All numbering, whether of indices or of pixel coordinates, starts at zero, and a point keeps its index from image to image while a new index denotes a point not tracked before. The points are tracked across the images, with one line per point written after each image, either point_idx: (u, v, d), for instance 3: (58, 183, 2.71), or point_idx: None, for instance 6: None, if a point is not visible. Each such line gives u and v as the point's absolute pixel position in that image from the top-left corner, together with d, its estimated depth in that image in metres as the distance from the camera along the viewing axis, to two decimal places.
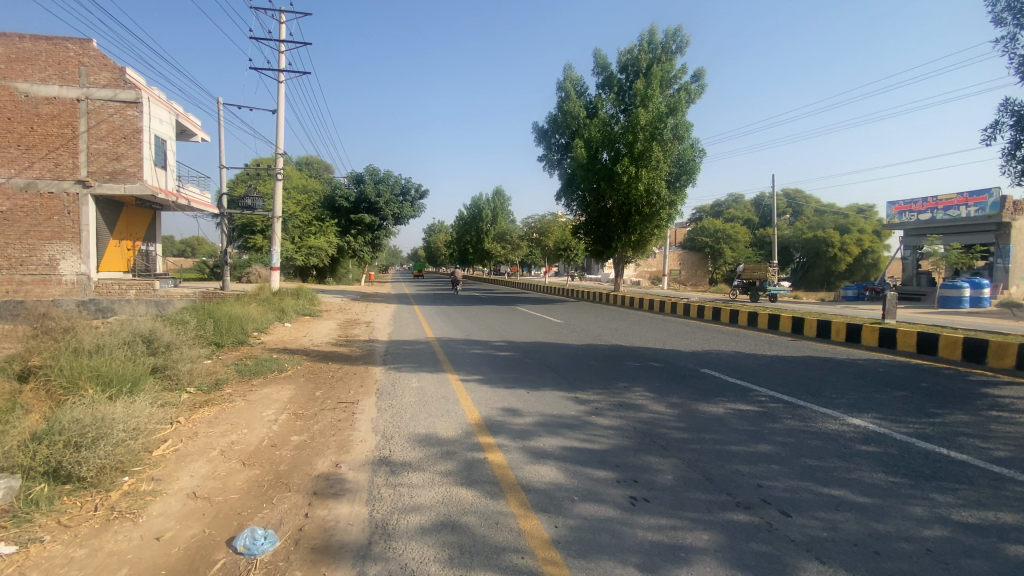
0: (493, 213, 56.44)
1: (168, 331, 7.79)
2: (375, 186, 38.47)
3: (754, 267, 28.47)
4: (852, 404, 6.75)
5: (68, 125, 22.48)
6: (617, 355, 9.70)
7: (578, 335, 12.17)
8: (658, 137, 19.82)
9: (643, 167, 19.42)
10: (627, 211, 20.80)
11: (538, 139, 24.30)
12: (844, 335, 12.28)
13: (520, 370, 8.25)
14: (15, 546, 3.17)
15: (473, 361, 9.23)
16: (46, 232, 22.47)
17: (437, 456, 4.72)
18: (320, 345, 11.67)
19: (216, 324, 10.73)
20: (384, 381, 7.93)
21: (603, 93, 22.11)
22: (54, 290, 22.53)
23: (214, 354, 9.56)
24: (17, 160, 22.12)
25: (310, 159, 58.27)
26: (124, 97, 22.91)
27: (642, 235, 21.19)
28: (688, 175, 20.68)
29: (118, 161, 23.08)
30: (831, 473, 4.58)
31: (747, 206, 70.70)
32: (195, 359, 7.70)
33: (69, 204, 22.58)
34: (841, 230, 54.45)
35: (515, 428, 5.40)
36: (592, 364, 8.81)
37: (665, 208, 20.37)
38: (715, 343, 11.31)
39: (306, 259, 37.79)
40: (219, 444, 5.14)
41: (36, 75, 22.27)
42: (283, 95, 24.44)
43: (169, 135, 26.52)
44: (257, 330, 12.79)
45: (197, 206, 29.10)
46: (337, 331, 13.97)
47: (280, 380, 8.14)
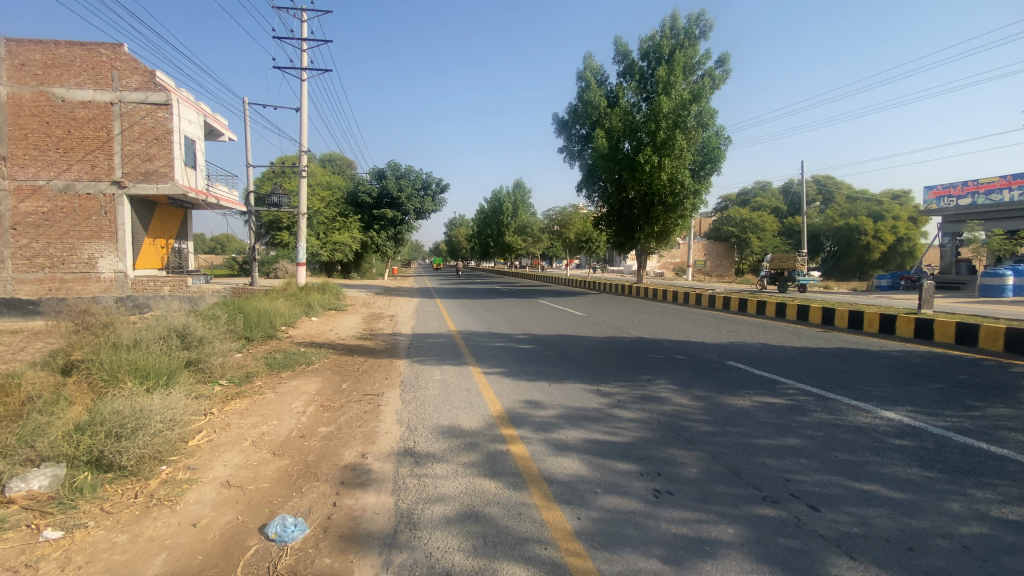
0: (513, 207, 56.31)
1: (200, 326, 8.05)
2: (397, 181, 38.55)
3: (783, 257, 27.71)
4: (885, 397, 6.55)
5: (103, 128, 23.33)
6: (640, 347, 9.61)
7: (600, 328, 12.12)
8: (681, 125, 19.42)
9: (666, 157, 19.05)
10: (649, 201, 20.47)
11: (559, 130, 24.08)
12: (878, 325, 11.89)
13: (542, 363, 8.25)
14: (62, 531, 3.34)
15: (495, 353, 9.29)
16: (85, 232, 23.40)
17: (461, 447, 4.77)
18: (345, 339, 11.89)
19: (246, 318, 11.04)
20: (408, 374, 8.04)
21: (625, 81, 21.75)
22: (93, 287, 23.58)
23: (244, 348, 9.85)
24: (56, 163, 23.01)
25: (333, 156, 58.92)
26: (155, 100, 23.70)
27: (665, 226, 20.85)
28: (713, 163, 20.22)
29: (151, 162, 23.91)
30: (863, 467, 4.46)
31: (775, 194, 68.75)
32: (226, 353, 7.96)
33: (105, 205, 23.45)
34: (875, 218, 52.61)
35: (537, 421, 5.41)
36: (615, 356, 8.76)
37: (690, 198, 19.98)
38: (741, 335, 11.10)
39: (331, 254, 39.58)
40: (251, 434, 5.31)
41: (71, 80, 23.05)
42: (305, 93, 24.85)
43: (198, 135, 27.28)
44: (285, 325, 13.11)
45: (226, 204, 29.85)
46: (362, 325, 14.21)
47: (308, 373, 8.34)
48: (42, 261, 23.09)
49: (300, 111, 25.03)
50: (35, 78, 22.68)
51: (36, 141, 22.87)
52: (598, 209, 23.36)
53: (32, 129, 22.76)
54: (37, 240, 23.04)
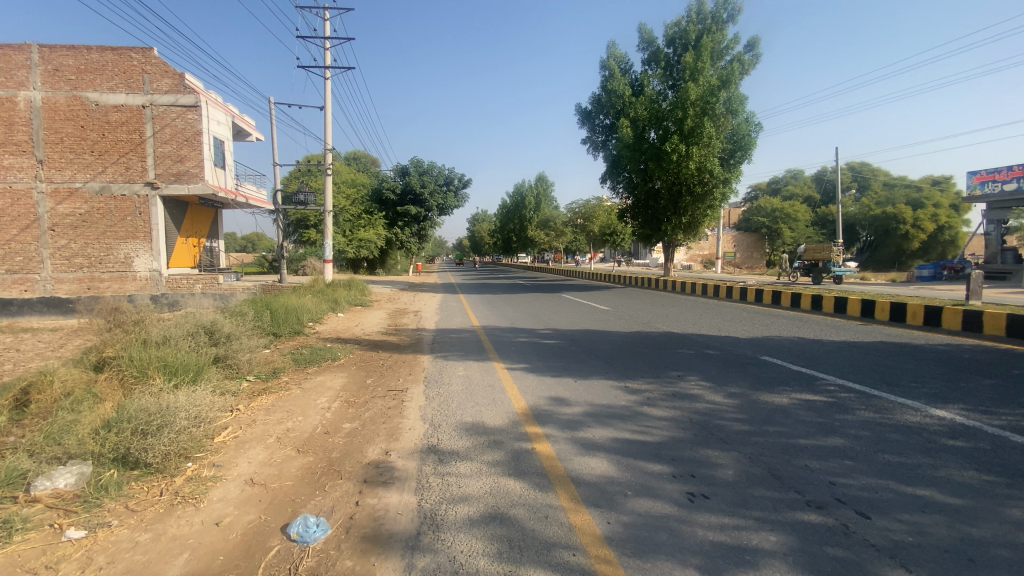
0: (535, 201, 55.98)
1: (228, 322, 8.16)
2: (419, 178, 38.92)
3: (816, 247, 26.72)
4: (934, 394, 6.14)
5: (136, 131, 24.11)
6: (668, 342, 9.34)
7: (626, 322, 11.87)
8: (709, 112, 18.87)
9: (694, 145, 18.53)
10: (677, 192, 19.93)
11: (581, 121, 23.71)
12: (922, 318, 11.27)
13: (567, 358, 8.07)
14: (86, 530, 3.37)
15: (518, 349, 9.16)
16: (121, 232, 24.27)
17: (485, 445, 4.64)
18: (369, 334, 11.95)
19: (273, 314, 11.18)
20: (431, 369, 7.98)
21: (650, 69, 21.22)
22: (130, 285, 24.51)
23: (271, 344, 9.98)
24: (92, 165, 23.86)
25: (358, 153, 59.60)
26: (185, 102, 24.35)
27: (694, 217, 20.27)
28: (744, 151, 19.53)
29: (182, 163, 24.61)
30: (914, 470, 4.15)
31: (807, 183, 66.46)
32: (254, 348, 8.03)
33: (140, 205, 24.33)
34: (914, 205, 50.39)
35: (564, 418, 5.24)
36: (642, 352, 8.52)
37: (719, 187, 19.35)
38: (776, 329, 10.67)
39: (357, 251, 39.26)
40: (276, 431, 5.31)
41: (104, 85, 23.85)
42: (329, 92, 25.13)
43: (227, 136, 27.90)
44: (312, 321, 13.24)
45: (255, 204, 30.45)
46: (387, 321, 14.28)
47: (333, 368, 8.35)
48: (81, 261, 24.04)
49: (324, 110, 25.31)
50: (71, 84, 23.52)
51: (73, 145, 23.75)
52: (623, 201, 22.91)
53: (68, 133, 23.62)
54: (76, 241, 23.98)
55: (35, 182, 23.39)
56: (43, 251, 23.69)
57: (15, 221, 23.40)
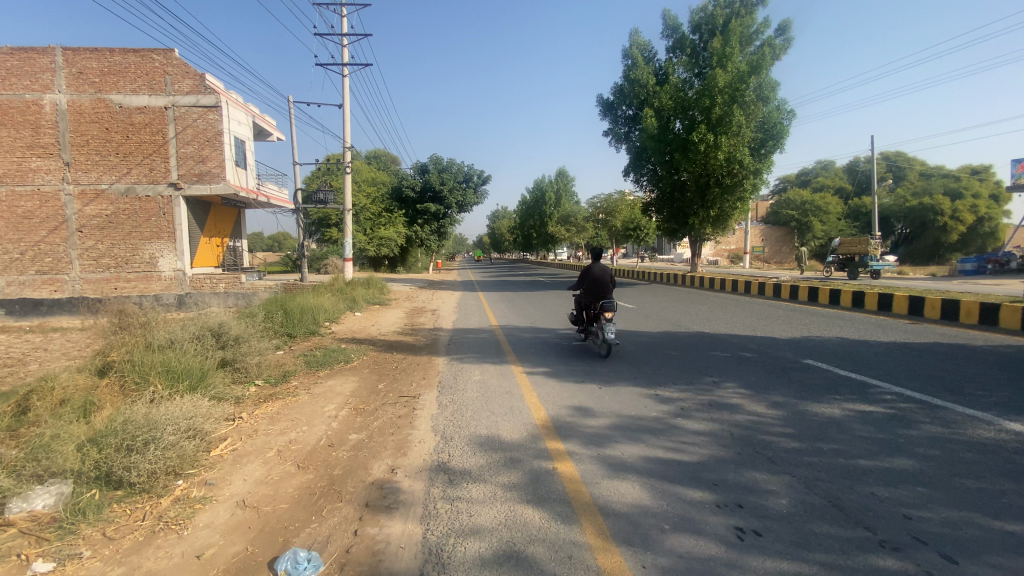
0: (556, 196, 55.23)
1: (238, 323, 7.88)
2: (439, 175, 38.75)
3: (851, 241, 25.46)
4: (1008, 404, 5.40)
5: (159, 132, 24.47)
6: (698, 344, 8.75)
7: (653, 322, 11.27)
8: (738, 100, 18.02)
9: (722, 135, 17.70)
10: (704, 184, 19.09)
11: (603, 112, 23.05)
12: (977, 316, 10.34)
13: (590, 361, 7.56)
14: (55, 563, 3.04)
15: (537, 350, 8.69)
16: (145, 232, 24.64)
17: (501, 464, 4.17)
18: (385, 334, 11.62)
19: (287, 314, 10.93)
20: (446, 373, 7.54)
21: (675, 57, 20.40)
22: (155, 285, 24.90)
23: (284, 345, 9.71)
24: (117, 167, 24.29)
25: (379, 151, 59.81)
26: (206, 102, 24.56)
27: (722, 210, 19.39)
28: (776, 140, 18.54)
29: (204, 163, 24.87)
30: (1001, 500, 3.49)
31: (839, 174, 63.99)
32: (263, 351, 7.73)
33: (164, 206, 24.69)
34: (952, 195, 47.97)
35: (589, 432, 4.74)
36: (672, 355, 7.94)
37: (750, 178, 18.39)
38: (816, 330, 9.92)
39: (377, 250, 39.22)
40: (277, 443, 4.94)
41: (127, 87, 24.24)
42: (347, 89, 25.03)
43: (248, 136, 28.08)
44: (328, 321, 12.97)
45: (276, 203, 30.59)
46: (404, 320, 13.95)
47: (345, 371, 7.98)
48: (108, 262, 24.51)
49: (342, 107, 25.19)
50: (95, 87, 23.96)
51: (98, 147, 24.20)
52: (647, 195, 22.17)
53: (94, 135, 24.08)
54: (102, 242, 24.46)
55: (62, 184, 23.89)
56: (71, 252, 24.24)
57: (44, 222, 23.96)
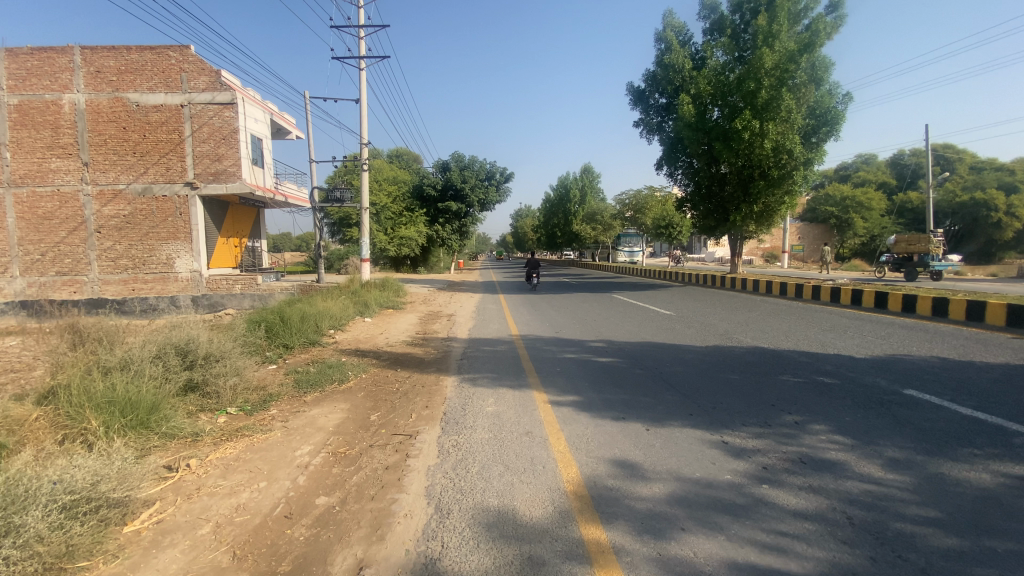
0: (581, 193, 53.45)
1: (215, 337, 6.75)
2: (460, 172, 37.67)
3: (909, 238, 22.85)
4: None
5: (175, 130, 23.98)
6: (762, 364, 7.22)
7: (698, 333, 9.76)
8: (787, 82, 16.22)
9: (769, 121, 15.96)
10: (747, 176, 17.33)
11: (634, 101, 21.56)
12: None
13: (631, 388, 6.17)
14: None
15: (566, 371, 7.31)
16: (163, 233, 24.22)
17: (515, 570, 2.83)
18: (393, 344, 10.41)
19: (284, 324, 9.79)
20: (455, 399, 6.26)
21: (714, 39, 18.73)
22: (172, 286, 24.45)
23: (276, 360, 8.57)
24: (134, 166, 23.93)
25: (400, 150, 59.20)
26: (221, 99, 23.97)
27: (767, 205, 17.60)
28: (830, 127, 16.59)
29: (220, 162, 24.27)
30: None
31: (882, 168, 60.34)
32: (243, 369, 6.57)
33: (180, 206, 24.21)
34: (1009, 189, 44.47)
35: (639, 510, 3.39)
36: (731, 380, 6.49)
37: (801, 169, 16.51)
38: (901, 347, 8.25)
39: (398, 249, 38.58)
40: (219, 510, 3.71)
41: (144, 85, 23.84)
42: (364, 83, 24.05)
43: (265, 134, 27.43)
44: (334, 327, 11.74)
45: (295, 202, 29.81)
46: (416, 326, 12.75)
47: (338, 394, 6.73)
48: (126, 262, 24.19)
49: (359, 102, 24.24)
50: (112, 85, 23.62)
51: (116, 146, 23.87)
52: (683, 190, 20.54)
53: (111, 135, 23.76)
54: (120, 242, 24.13)
55: (82, 185, 23.69)
56: (91, 253, 24.00)
57: (64, 223, 23.76)
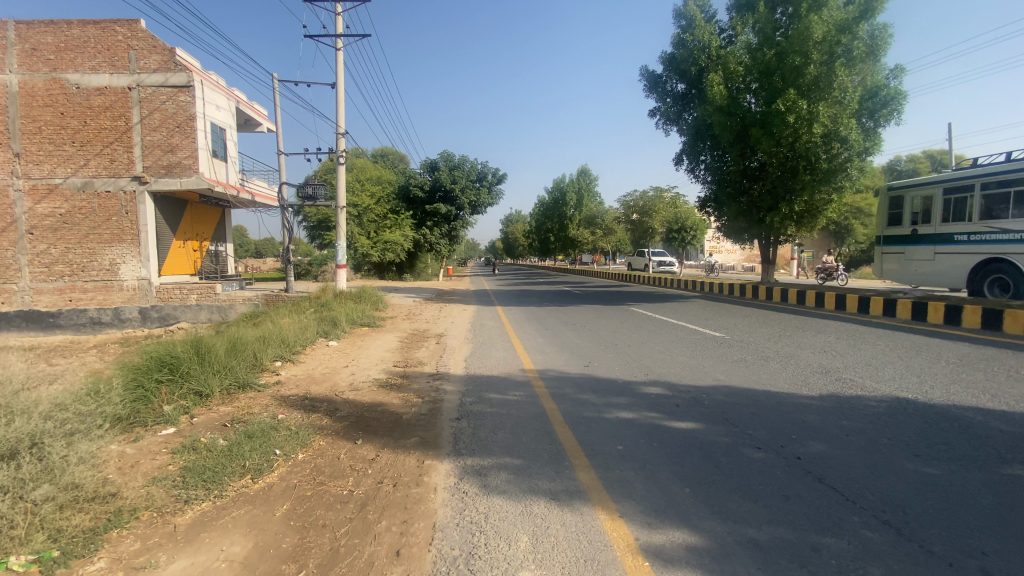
0: (578, 195, 50.85)
1: (12, 414, 3.95)
2: (450, 173, 34.46)
3: None
4: None
5: (121, 117, 20.80)
6: (954, 443, 4.46)
7: (792, 373, 6.99)
8: (838, 57, 13.70)
9: (819, 104, 13.42)
10: (790, 168, 14.69)
11: (647, 87, 18.93)
12: None
13: (783, 511, 3.36)
14: None
15: (636, 452, 4.44)
16: (106, 234, 20.83)
17: None
18: (363, 384, 7.40)
19: (203, 362, 6.93)
20: (456, 526, 3.37)
21: (743, 13, 16.21)
22: (116, 296, 20.96)
23: (176, 425, 5.76)
24: (73, 158, 20.62)
25: (384, 149, 56.09)
26: (176, 81, 20.91)
27: (812, 202, 14.91)
28: (892, 108, 14.04)
29: (173, 153, 21.04)
30: None
31: (879, 172, 58.64)
32: (63, 467, 3.78)
33: (126, 203, 20.81)
34: None
35: None
36: (943, 485, 3.72)
37: (855, 160, 13.92)
38: None
39: (382, 255, 36.04)
40: None
41: (86, 64, 20.69)
42: (341, 64, 21.13)
43: (230, 124, 24.14)
44: (279, 358, 8.53)
45: (263, 201, 26.26)
46: (398, 352, 9.75)
47: (241, 510, 3.82)
48: (62, 268, 20.72)
49: (336, 87, 21.23)
50: (51, 65, 20.46)
51: (52, 135, 20.57)
52: (707, 187, 17.87)
53: (47, 121, 20.49)
54: (56, 246, 20.69)
55: (11, 179, 20.29)
56: (19, 258, 20.46)
57: None
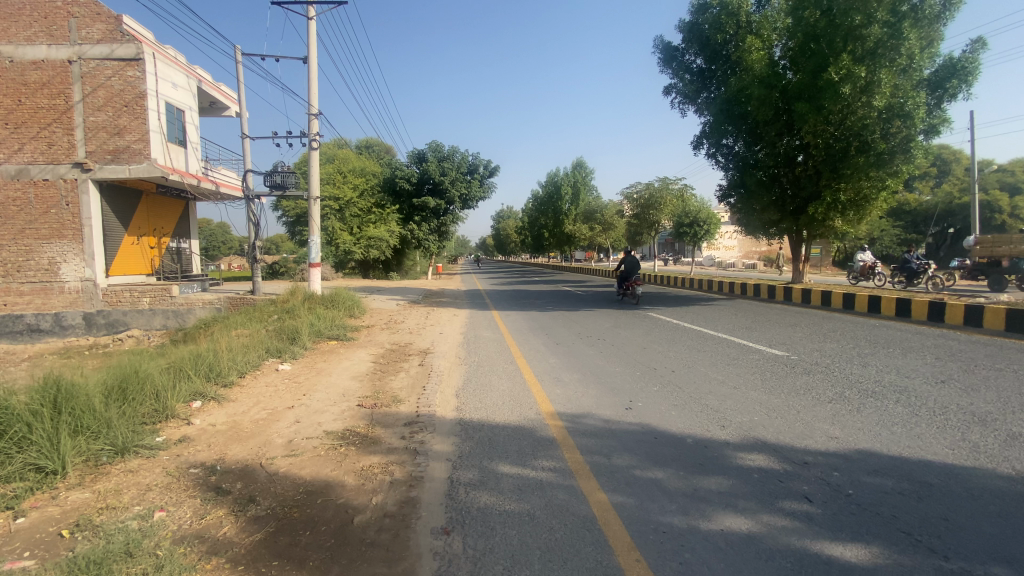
0: (574, 189, 48.64)
1: None
2: (439, 164, 31.97)
3: (995, 240, 18.82)
4: None
5: (61, 94, 18.09)
6: None
7: (939, 427, 4.83)
8: (907, 13, 11.54)
9: (884, 69, 11.44)
10: (838, 151, 12.70)
11: (664, 60, 16.75)
12: None
13: None
14: None
15: None
16: (43, 229, 18.10)
17: None
18: (308, 441, 5.06)
19: (57, 419, 4.63)
20: None
21: None
22: (56, 301, 18.21)
23: None
24: (4, 142, 17.82)
25: (370, 139, 53.32)
26: (123, 54, 18.32)
27: (861, 190, 12.91)
28: (960, 79, 12.20)
29: (120, 136, 18.41)
30: None
31: None
32: None
33: (67, 193, 18.07)
34: (1013, 190, 41.97)
35: None
36: None
37: (917, 140, 11.91)
38: None
39: (366, 252, 33.68)
40: None
41: (21, 35, 18.01)
42: (313, 36, 18.65)
43: (191, 105, 21.51)
44: (198, 397, 6.22)
45: (229, 192, 23.61)
46: (368, 380, 7.39)
47: None
48: None
49: (308, 61, 18.72)
50: None
51: None
52: (731, 173, 15.73)
53: None
54: None
55: None
56: None
57: None
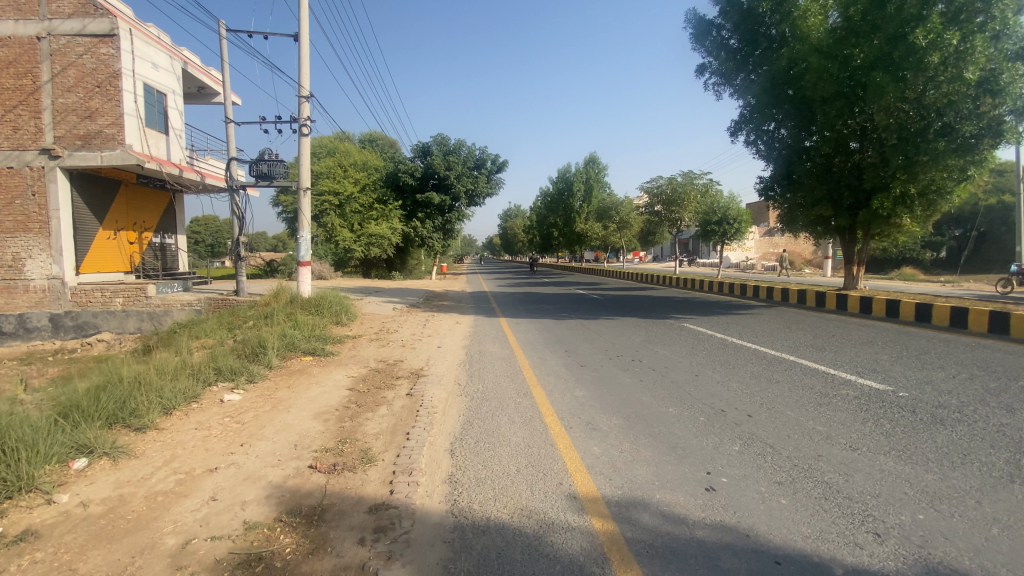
0: (586, 186, 46.74)
1: None
2: (445, 158, 30.21)
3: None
4: None
5: (27, 74, 16.43)
6: None
7: None
8: None
9: (976, 35, 9.48)
10: (912, 135, 10.67)
11: (697, 37, 14.77)
12: None
13: None
14: None
15: None
16: (7, 222, 16.45)
17: None
18: (210, 544, 3.24)
19: None
20: None
21: None
22: (20, 300, 16.56)
23: None
24: None
25: (374, 133, 51.50)
26: (96, 30, 16.63)
27: (935, 181, 10.94)
28: None
29: (92, 120, 16.72)
30: None
31: None
32: None
33: (33, 182, 16.43)
34: None
35: None
36: None
37: (1011, 120, 9.91)
38: None
39: (366, 250, 31.85)
40: None
41: None
42: (304, 10, 16.80)
43: (174, 88, 19.80)
44: (81, 455, 4.43)
45: (216, 183, 21.90)
46: (335, 418, 5.55)
47: None
48: None
49: (299, 39, 16.87)
50: None
51: None
52: (774, 164, 13.77)
53: None
54: None
55: None
56: None
57: None
